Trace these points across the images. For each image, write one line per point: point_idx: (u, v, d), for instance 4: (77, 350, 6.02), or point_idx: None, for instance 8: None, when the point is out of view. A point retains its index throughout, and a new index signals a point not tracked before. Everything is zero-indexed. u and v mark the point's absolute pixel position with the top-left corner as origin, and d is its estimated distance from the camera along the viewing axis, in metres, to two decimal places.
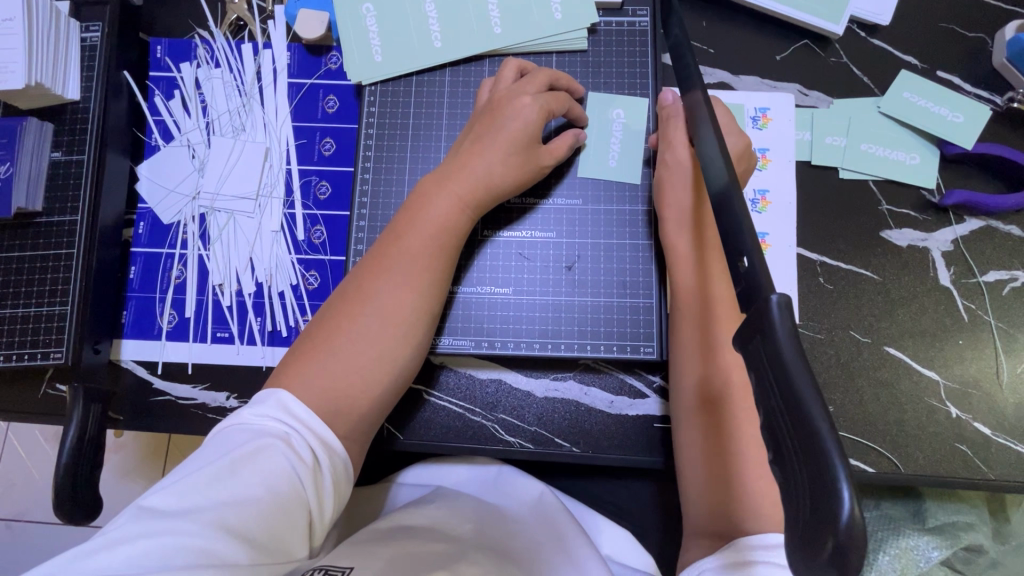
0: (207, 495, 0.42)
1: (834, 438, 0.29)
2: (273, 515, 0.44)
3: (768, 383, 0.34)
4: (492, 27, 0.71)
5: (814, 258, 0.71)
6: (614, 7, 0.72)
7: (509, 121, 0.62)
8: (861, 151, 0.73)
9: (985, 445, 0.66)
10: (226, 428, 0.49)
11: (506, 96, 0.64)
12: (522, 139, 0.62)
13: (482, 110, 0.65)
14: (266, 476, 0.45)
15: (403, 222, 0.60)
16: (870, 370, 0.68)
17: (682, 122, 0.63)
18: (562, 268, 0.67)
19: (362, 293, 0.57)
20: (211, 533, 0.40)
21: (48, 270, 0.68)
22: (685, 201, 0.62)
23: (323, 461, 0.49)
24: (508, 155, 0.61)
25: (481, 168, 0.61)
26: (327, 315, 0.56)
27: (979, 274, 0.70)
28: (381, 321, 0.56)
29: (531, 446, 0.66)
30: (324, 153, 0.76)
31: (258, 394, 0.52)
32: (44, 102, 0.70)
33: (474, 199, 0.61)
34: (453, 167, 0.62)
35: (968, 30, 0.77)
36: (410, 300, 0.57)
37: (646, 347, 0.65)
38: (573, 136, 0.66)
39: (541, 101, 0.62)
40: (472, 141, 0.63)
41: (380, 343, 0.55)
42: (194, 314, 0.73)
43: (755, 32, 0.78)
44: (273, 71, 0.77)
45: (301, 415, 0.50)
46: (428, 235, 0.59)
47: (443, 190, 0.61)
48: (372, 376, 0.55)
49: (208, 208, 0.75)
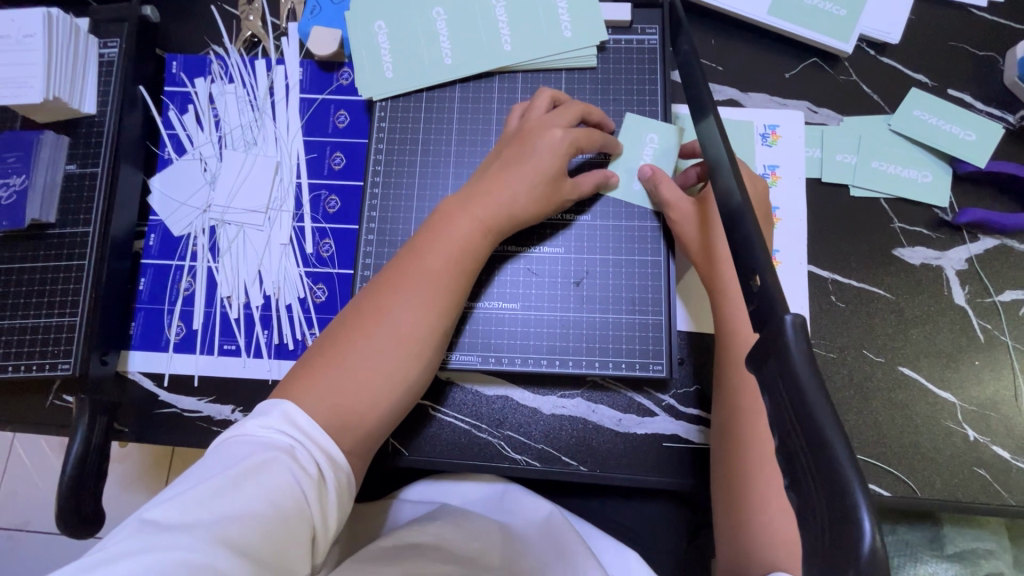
0: (210, 509, 0.42)
1: (852, 461, 0.28)
2: (276, 530, 0.43)
3: (783, 404, 0.33)
4: (502, 44, 0.71)
5: (825, 276, 0.70)
6: (624, 25, 0.72)
7: (538, 151, 0.62)
8: (872, 168, 0.73)
9: (1005, 469, 0.64)
10: (230, 437, 0.48)
11: (536, 125, 0.64)
12: (549, 170, 0.62)
13: (510, 138, 0.66)
14: (271, 491, 0.44)
15: (424, 243, 0.60)
16: (884, 390, 0.67)
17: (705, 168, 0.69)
18: (570, 283, 0.66)
19: (378, 309, 0.56)
20: (212, 550, 0.40)
21: (59, 280, 0.69)
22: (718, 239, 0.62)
23: (327, 474, 0.49)
24: (532, 184, 0.62)
25: (506, 194, 0.61)
26: (341, 329, 0.56)
27: (995, 293, 0.69)
28: (397, 340, 0.55)
29: (538, 464, 0.66)
30: (334, 167, 0.76)
31: (263, 405, 0.51)
32: (61, 116, 0.71)
33: (496, 228, 0.61)
34: (478, 192, 0.62)
35: (979, 49, 0.77)
36: (426, 322, 0.57)
37: (655, 364, 0.64)
38: (601, 174, 0.66)
39: (570, 134, 0.63)
40: (498, 167, 0.63)
41: (393, 364, 0.55)
42: (201, 326, 0.73)
43: (764, 49, 0.78)
44: (285, 86, 0.78)
45: (306, 427, 0.49)
46: (450, 258, 0.59)
47: (467, 215, 0.61)
48: (382, 395, 0.54)
49: (219, 221, 0.75)
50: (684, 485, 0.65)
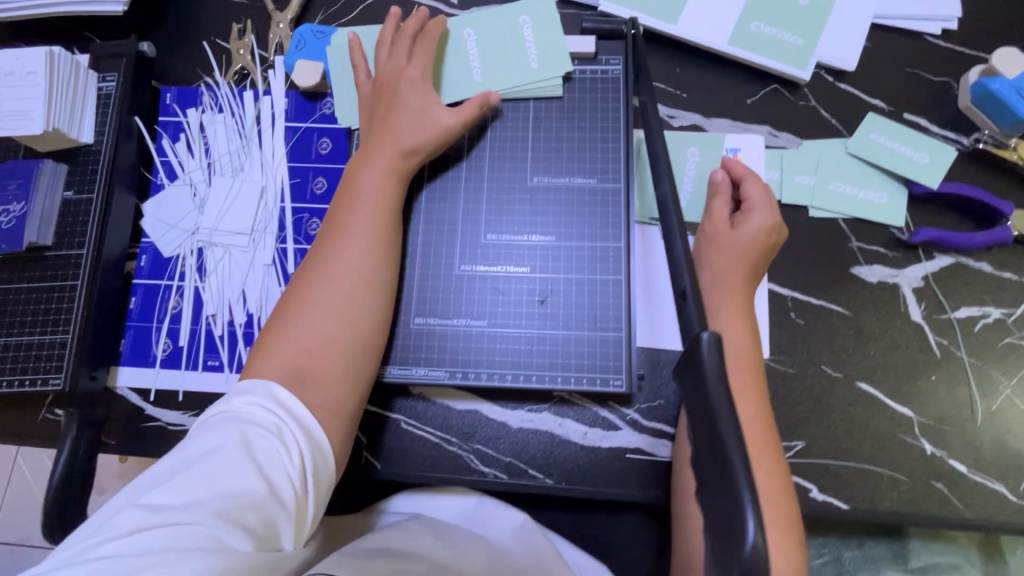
0: (207, 487, 0.46)
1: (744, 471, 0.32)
2: (267, 504, 0.48)
3: (699, 414, 0.37)
4: (472, 75, 0.74)
5: (785, 293, 0.72)
6: (589, 56, 0.76)
7: (403, 94, 0.69)
8: (830, 190, 0.75)
9: (962, 483, 0.66)
10: (214, 419, 0.52)
11: (386, 71, 0.71)
12: (419, 104, 0.69)
13: (374, 93, 0.71)
14: (263, 470, 0.48)
15: (336, 213, 0.66)
16: (842, 405, 0.69)
17: (724, 199, 0.69)
18: (535, 302, 0.69)
19: (309, 276, 0.62)
20: (214, 522, 0.44)
21: (53, 300, 0.73)
22: (726, 271, 0.65)
23: (311, 455, 0.53)
24: (407, 124, 0.68)
25: (387, 142, 0.68)
26: (283, 305, 0.61)
27: (951, 310, 0.71)
28: (331, 293, 0.61)
29: (505, 476, 0.68)
30: (316, 192, 0.80)
31: (245, 386, 0.55)
32: (61, 145, 0.76)
33: (396, 168, 0.67)
34: (369, 146, 0.68)
35: (934, 74, 0.80)
36: (353, 267, 0.62)
37: (616, 380, 0.67)
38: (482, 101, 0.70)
39: (418, 67, 0.70)
40: (379, 120, 0.69)
41: (332, 312, 0.60)
42: (187, 342, 0.76)
43: (727, 76, 0.81)
44: (271, 115, 0.82)
45: (290, 406, 0.54)
46: (359, 210, 0.65)
47: (363, 172, 0.67)
48: (330, 342, 0.59)
49: (206, 243, 0.79)
50: (647, 497, 0.66)
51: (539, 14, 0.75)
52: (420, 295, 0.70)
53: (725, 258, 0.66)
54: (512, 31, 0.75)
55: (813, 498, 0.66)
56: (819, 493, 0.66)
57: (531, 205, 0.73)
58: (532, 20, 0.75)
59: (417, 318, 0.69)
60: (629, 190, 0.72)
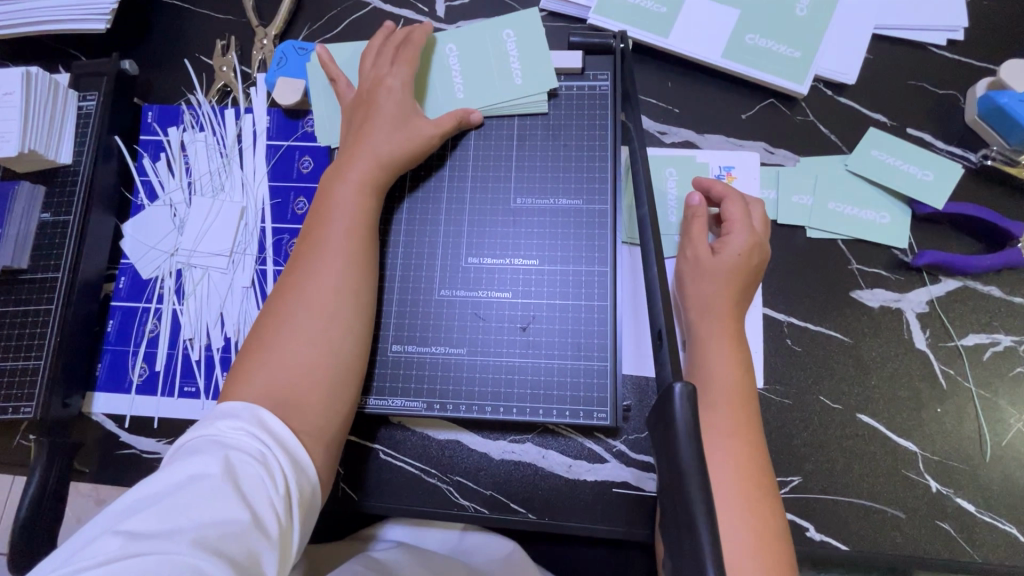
0: (190, 515, 0.41)
1: (710, 530, 0.33)
2: (252, 535, 0.42)
3: (670, 467, 0.37)
4: (455, 92, 0.72)
5: (781, 318, 0.69)
6: (576, 72, 0.74)
7: (382, 102, 0.66)
8: (829, 210, 0.72)
9: (971, 523, 0.62)
10: (196, 442, 0.47)
11: (370, 80, 0.68)
12: (399, 114, 0.66)
13: (354, 105, 0.68)
14: (247, 497, 0.43)
15: (315, 225, 0.62)
16: (841, 438, 0.65)
17: (704, 219, 0.67)
18: (517, 329, 0.67)
19: (288, 294, 0.58)
20: (196, 553, 0.39)
21: (27, 324, 0.71)
22: (710, 297, 0.62)
23: (295, 484, 0.48)
24: (393, 131, 0.65)
25: (371, 149, 0.64)
26: (259, 329, 0.57)
27: (958, 337, 0.68)
28: (313, 311, 0.57)
29: (486, 510, 0.65)
30: (297, 212, 0.78)
31: (226, 409, 0.50)
32: (39, 166, 0.75)
33: (374, 180, 0.64)
34: (346, 157, 0.64)
35: (939, 87, 0.77)
36: (330, 285, 0.58)
37: (600, 412, 0.64)
38: (460, 114, 0.69)
39: (398, 74, 0.67)
40: (357, 131, 0.66)
41: (315, 331, 0.56)
42: (164, 367, 0.75)
43: (721, 90, 0.78)
44: (253, 134, 0.81)
45: (275, 431, 0.49)
46: (343, 222, 0.61)
47: (347, 180, 0.63)
48: (314, 364, 0.55)
49: (185, 265, 0.77)
50: (635, 535, 0.63)
51: (524, 27, 0.72)
52: (398, 322, 0.68)
53: (709, 283, 0.63)
54: (495, 46, 0.72)
55: (810, 538, 0.62)
56: (816, 533, 0.62)
57: (514, 227, 0.70)
58: (516, 34, 0.72)
59: (394, 345, 0.67)
60: (616, 210, 0.69)
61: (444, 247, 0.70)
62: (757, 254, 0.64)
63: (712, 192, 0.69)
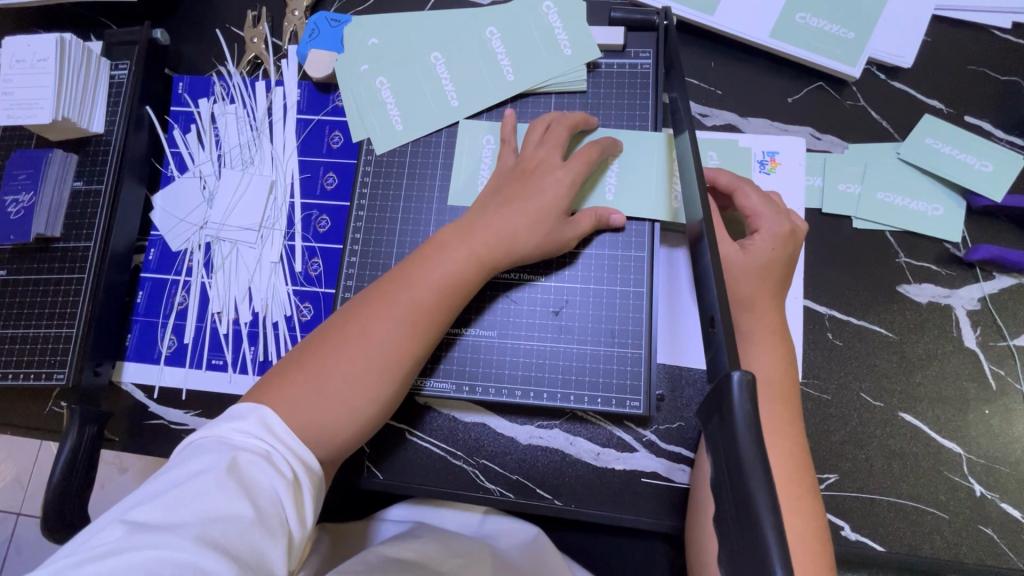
0: (194, 510, 0.41)
1: (773, 525, 0.31)
2: (257, 530, 0.42)
3: (721, 453, 0.36)
4: (606, 193, 0.66)
5: (822, 311, 0.66)
6: (617, 48, 0.71)
7: (540, 193, 0.61)
8: (878, 199, 0.69)
9: (1015, 530, 0.60)
10: (201, 439, 0.46)
11: (540, 161, 0.63)
12: (552, 213, 0.60)
13: (510, 173, 0.64)
14: (252, 496, 0.43)
15: (415, 263, 0.58)
16: (882, 436, 0.63)
17: (721, 223, 0.62)
18: (549, 313, 0.65)
19: (364, 327, 0.54)
20: (199, 549, 0.39)
21: (60, 293, 0.72)
22: (752, 292, 0.59)
23: (304, 481, 0.47)
24: (536, 221, 0.60)
25: (506, 232, 0.59)
26: (319, 346, 0.54)
27: (1009, 337, 0.65)
28: (377, 358, 0.53)
29: (511, 495, 0.65)
30: (326, 188, 0.77)
31: (237, 408, 0.49)
32: (71, 134, 0.75)
33: (493, 263, 0.59)
34: (478, 224, 0.60)
35: (1002, 73, 0.72)
36: (408, 348, 0.55)
37: (632, 401, 0.62)
38: (597, 215, 0.63)
39: (572, 175, 0.61)
40: (501, 200, 0.61)
41: (370, 383, 0.53)
42: (192, 340, 0.75)
43: (768, 72, 0.74)
44: (283, 107, 0.79)
45: (280, 433, 0.48)
46: (445, 288, 0.57)
47: (465, 245, 0.58)
48: (353, 409, 0.52)
49: (214, 238, 0.77)
50: (661, 526, 0.62)
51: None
52: None
53: (750, 277, 0.59)
54: (537, 22, 0.71)
55: (845, 537, 0.61)
56: (852, 532, 0.61)
57: None
58: (555, 6, 0.71)
59: None
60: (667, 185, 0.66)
61: (514, 277, 0.66)
62: (791, 246, 0.61)
63: (719, 185, 0.65)
